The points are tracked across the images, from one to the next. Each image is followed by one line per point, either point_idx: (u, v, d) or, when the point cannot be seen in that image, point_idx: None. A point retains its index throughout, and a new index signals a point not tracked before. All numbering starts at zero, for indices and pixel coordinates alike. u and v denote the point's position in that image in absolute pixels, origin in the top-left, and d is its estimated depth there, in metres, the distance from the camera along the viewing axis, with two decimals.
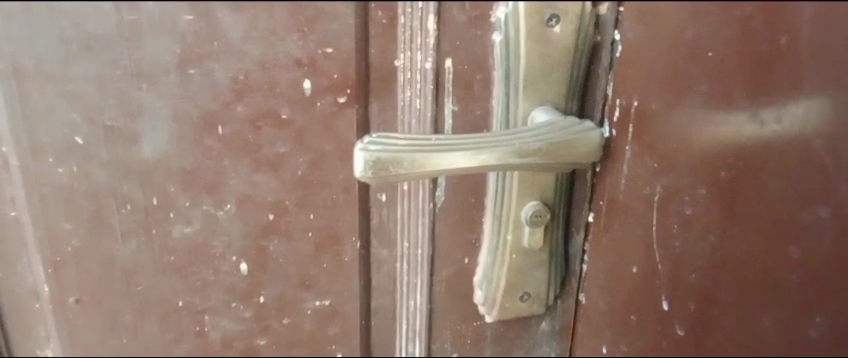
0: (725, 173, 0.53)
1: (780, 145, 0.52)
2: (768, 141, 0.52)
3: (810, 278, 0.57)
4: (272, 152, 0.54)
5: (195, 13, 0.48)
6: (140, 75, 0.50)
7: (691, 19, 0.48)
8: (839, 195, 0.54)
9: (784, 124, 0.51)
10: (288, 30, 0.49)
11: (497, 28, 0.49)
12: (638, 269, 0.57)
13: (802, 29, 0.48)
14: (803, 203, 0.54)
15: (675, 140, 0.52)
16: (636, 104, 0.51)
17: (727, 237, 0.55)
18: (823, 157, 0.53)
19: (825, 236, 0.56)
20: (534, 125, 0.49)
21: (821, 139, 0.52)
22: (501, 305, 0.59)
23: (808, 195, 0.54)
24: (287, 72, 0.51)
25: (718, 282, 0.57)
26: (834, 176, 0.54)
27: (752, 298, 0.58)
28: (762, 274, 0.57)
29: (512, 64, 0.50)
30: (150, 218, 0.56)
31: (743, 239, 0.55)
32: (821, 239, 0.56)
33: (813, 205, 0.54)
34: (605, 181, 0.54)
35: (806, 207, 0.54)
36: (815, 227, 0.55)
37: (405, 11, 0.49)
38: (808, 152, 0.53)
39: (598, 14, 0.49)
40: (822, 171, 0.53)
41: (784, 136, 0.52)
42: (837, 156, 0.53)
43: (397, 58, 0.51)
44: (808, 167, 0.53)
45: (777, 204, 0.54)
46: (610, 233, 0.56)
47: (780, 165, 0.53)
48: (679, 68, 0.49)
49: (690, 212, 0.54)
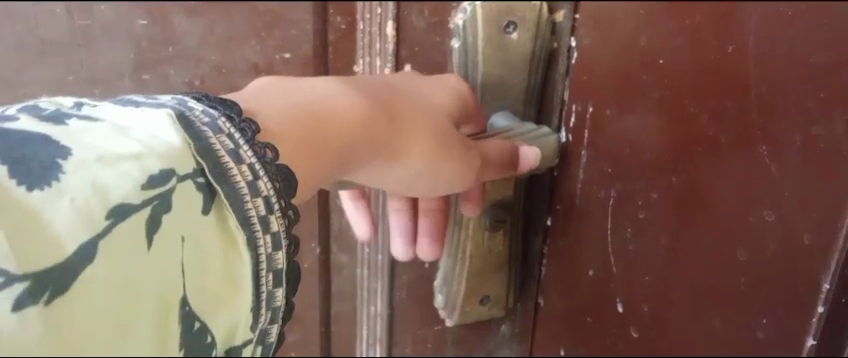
0: (676, 178, 0.52)
1: (727, 150, 0.49)
2: (722, 146, 0.49)
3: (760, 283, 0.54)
4: None
5: (150, 18, 0.49)
6: (93, 79, 0.49)
7: (641, 27, 0.49)
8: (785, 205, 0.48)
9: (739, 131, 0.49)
10: (245, 35, 0.49)
11: (456, 34, 0.50)
12: (594, 272, 0.58)
13: None
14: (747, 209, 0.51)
15: (628, 146, 0.52)
16: (591, 110, 0.51)
17: (674, 240, 0.55)
18: (768, 162, 0.48)
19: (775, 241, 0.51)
20: (522, 129, 0.51)
21: (768, 144, 0.47)
22: (461, 309, 0.59)
23: (752, 200, 0.50)
24: (244, 77, 0.50)
25: (670, 288, 0.57)
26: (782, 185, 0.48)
27: (704, 304, 0.57)
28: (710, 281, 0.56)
29: (472, 71, 0.51)
30: None
31: (691, 242, 0.54)
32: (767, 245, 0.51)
33: (758, 211, 0.50)
34: (563, 185, 0.55)
35: (753, 208, 0.50)
36: (761, 229, 0.51)
37: (364, 16, 0.50)
38: (756, 157, 0.48)
39: (554, 21, 0.50)
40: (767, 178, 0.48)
41: (734, 143, 0.49)
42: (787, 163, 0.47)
43: (356, 64, 0.51)
44: (750, 171, 0.49)
45: (726, 206, 0.52)
46: (565, 238, 0.57)
47: (728, 170, 0.50)
48: (633, 76, 0.50)
49: (643, 216, 0.54)
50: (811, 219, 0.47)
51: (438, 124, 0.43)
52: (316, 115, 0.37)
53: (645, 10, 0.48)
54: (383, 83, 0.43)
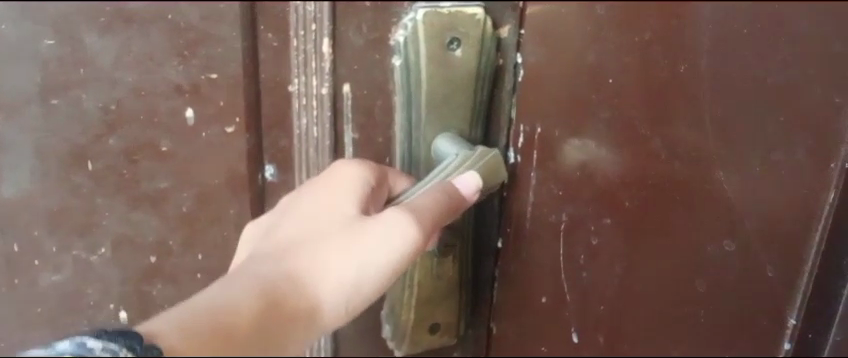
0: (631, 203, 0.52)
1: (682, 175, 0.51)
2: (674, 173, 0.51)
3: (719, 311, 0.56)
4: (153, 187, 0.50)
5: (58, 37, 0.45)
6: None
7: (591, 44, 0.46)
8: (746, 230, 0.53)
9: (686, 153, 0.50)
10: (166, 55, 0.46)
11: (396, 52, 0.47)
12: (547, 299, 0.56)
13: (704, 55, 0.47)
14: (707, 235, 0.53)
15: (579, 168, 0.51)
16: (539, 130, 0.49)
17: (631, 269, 0.54)
18: (726, 188, 0.51)
19: (728, 272, 0.55)
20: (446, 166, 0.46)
21: (726, 171, 0.51)
22: (409, 339, 0.55)
23: (713, 228, 0.53)
24: (167, 100, 0.47)
25: (627, 315, 0.56)
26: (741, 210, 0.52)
27: (659, 331, 0.57)
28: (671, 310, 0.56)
29: (414, 90, 0.48)
30: (10, 268, 0.51)
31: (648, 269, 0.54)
32: (727, 271, 0.55)
33: (717, 238, 0.53)
34: (513, 209, 0.52)
35: (705, 240, 0.53)
36: (715, 260, 0.54)
37: (298, 33, 0.46)
38: (711, 184, 0.51)
39: (499, 37, 0.47)
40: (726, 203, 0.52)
41: (687, 167, 0.51)
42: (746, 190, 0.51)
43: (291, 83, 0.47)
44: (710, 198, 0.52)
45: (684, 235, 0.53)
46: (517, 263, 0.54)
47: (684, 197, 0.52)
48: (581, 94, 0.48)
49: (596, 242, 0.53)
50: (773, 247, 0.54)
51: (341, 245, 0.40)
52: (218, 330, 0.35)
53: (594, 27, 0.46)
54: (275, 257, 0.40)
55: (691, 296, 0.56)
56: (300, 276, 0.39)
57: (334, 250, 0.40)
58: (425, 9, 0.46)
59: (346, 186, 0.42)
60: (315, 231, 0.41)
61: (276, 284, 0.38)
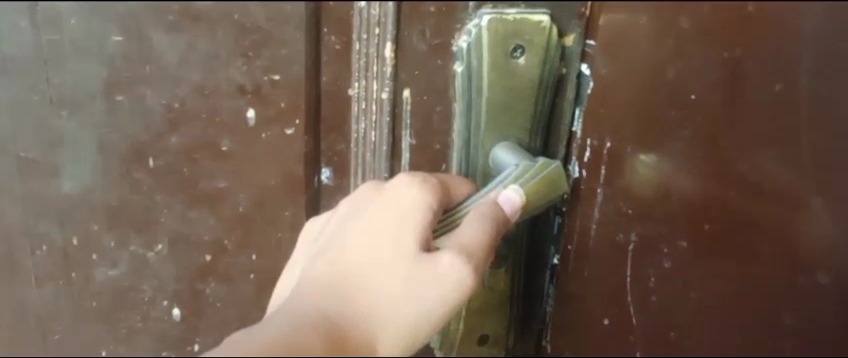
0: (710, 226, 0.50)
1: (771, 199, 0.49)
2: (761, 196, 0.49)
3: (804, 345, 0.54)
4: (211, 186, 0.50)
5: (126, 34, 0.45)
6: (62, 95, 0.47)
7: (668, 58, 0.45)
8: (841, 261, 0.51)
9: (773, 174, 0.48)
10: (230, 54, 0.45)
11: (458, 57, 0.46)
12: (609, 321, 0.54)
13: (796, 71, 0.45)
14: (799, 266, 0.51)
15: (650, 186, 0.49)
16: (608, 145, 0.48)
17: (708, 295, 0.52)
18: (821, 214, 0.50)
19: (823, 307, 0.53)
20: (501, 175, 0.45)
21: (822, 197, 0.49)
22: (458, 350, 0.54)
23: (806, 259, 0.51)
24: (229, 100, 0.47)
25: (700, 343, 0.54)
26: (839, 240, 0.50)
27: None
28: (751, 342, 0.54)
29: (475, 97, 0.47)
30: (70, 260, 0.53)
31: (725, 297, 0.52)
32: (819, 305, 0.52)
33: (811, 269, 0.51)
34: (574, 224, 0.51)
35: (802, 270, 0.51)
36: (812, 293, 0.52)
37: (361, 37, 0.45)
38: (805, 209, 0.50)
39: (564, 45, 0.46)
40: (822, 232, 0.50)
41: (777, 192, 0.49)
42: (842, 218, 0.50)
43: (351, 86, 0.46)
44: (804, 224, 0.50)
45: (770, 263, 0.51)
46: (578, 281, 0.53)
47: (770, 223, 0.50)
48: (655, 110, 0.46)
49: (669, 265, 0.51)
50: None
51: (400, 281, 0.40)
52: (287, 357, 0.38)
53: (675, 40, 0.44)
54: (334, 286, 0.41)
55: (780, 328, 0.53)
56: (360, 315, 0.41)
57: (391, 291, 0.41)
58: (491, 15, 0.44)
59: (409, 213, 0.41)
60: (375, 265, 0.41)
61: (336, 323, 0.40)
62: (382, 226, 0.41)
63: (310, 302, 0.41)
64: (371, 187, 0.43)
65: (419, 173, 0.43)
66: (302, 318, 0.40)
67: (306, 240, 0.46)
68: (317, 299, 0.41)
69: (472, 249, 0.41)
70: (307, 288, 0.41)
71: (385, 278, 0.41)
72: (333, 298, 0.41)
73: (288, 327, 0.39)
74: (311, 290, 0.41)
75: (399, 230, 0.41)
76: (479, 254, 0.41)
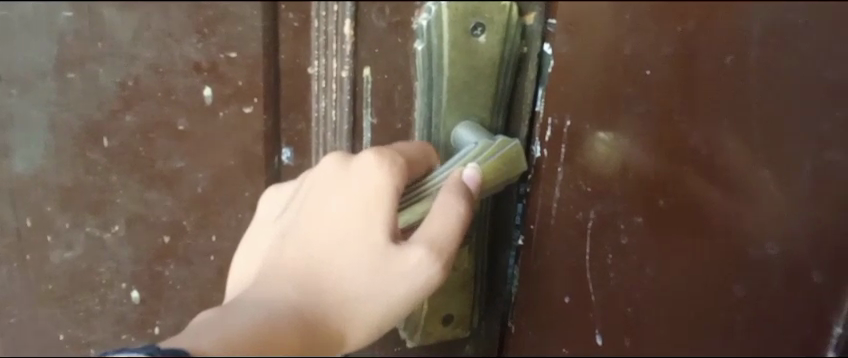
0: (664, 202, 0.51)
1: (725, 174, 0.50)
2: (716, 174, 0.50)
3: (756, 319, 0.55)
4: (168, 166, 0.49)
5: (76, 9, 0.43)
6: (11, 71, 0.45)
7: (628, 36, 0.45)
8: (791, 234, 0.52)
9: (729, 150, 0.49)
10: (185, 31, 0.44)
11: (419, 35, 0.45)
12: (570, 299, 0.55)
13: (749, 48, 0.46)
14: (749, 240, 0.52)
15: (609, 165, 0.49)
16: (568, 124, 0.48)
17: (665, 271, 0.53)
18: (771, 187, 0.51)
19: (773, 279, 0.54)
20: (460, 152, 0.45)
21: (770, 169, 0.50)
22: (422, 330, 0.54)
23: (756, 234, 0.52)
24: (185, 78, 0.46)
25: (656, 319, 0.55)
26: (788, 214, 0.52)
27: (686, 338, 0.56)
28: (705, 317, 0.55)
29: (435, 76, 0.46)
30: (24, 242, 0.52)
31: (680, 271, 0.53)
32: (770, 278, 0.54)
33: (761, 242, 0.52)
34: (537, 202, 0.51)
35: (750, 243, 0.52)
36: (762, 263, 0.53)
37: (319, 14, 0.44)
38: (756, 183, 0.50)
39: (525, 24, 0.46)
40: (774, 208, 0.51)
41: (733, 168, 0.50)
42: (791, 191, 0.51)
43: (311, 65, 0.46)
44: (756, 198, 0.51)
45: (723, 237, 0.52)
46: (540, 260, 0.53)
47: (724, 201, 0.51)
48: (613, 88, 0.47)
49: (626, 242, 0.52)
50: (822, 257, 0.53)
51: (371, 270, 0.40)
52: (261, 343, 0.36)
53: (631, 19, 0.45)
54: (304, 273, 0.40)
55: (733, 301, 0.54)
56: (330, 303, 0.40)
57: (363, 279, 0.40)
58: None
59: (378, 197, 0.40)
60: (345, 253, 0.40)
61: (306, 312, 0.39)
62: (352, 211, 0.40)
63: (277, 287, 0.40)
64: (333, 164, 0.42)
65: (385, 150, 0.41)
66: (269, 300, 0.39)
67: (265, 219, 0.45)
68: (284, 284, 0.40)
69: (439, 236, 0.41)
70: (273, 272, 0.40)
71: (357, 266, 0.40)
72: (301, 284, 0.40)
73: (255, 309, 0.38)
74: (277, 275, 0.40)
75: (369, 215, 0.40)
76: (446, 243, 0.41)
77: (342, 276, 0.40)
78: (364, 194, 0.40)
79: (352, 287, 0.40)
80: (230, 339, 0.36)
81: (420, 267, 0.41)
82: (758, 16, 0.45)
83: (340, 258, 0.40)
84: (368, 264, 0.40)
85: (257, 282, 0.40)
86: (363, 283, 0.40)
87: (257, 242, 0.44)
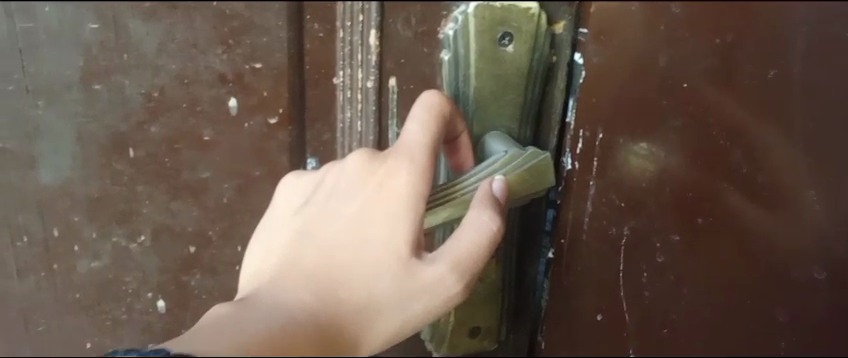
0: (702, 220, 0.49)
1: (763, 191, 0.48)
2: (754, 189, 0.48)
3: (798, 342, 0.53)
4: (193, 177, 0.49)
5: (102, 21, 0.43)
6: (38, 81, 0.45)
7: (664, 47, 0.43)
8: (837, 255, 0.49)
9: (768, 165, 0.47)
10: (210, 42, 0.44)
11: (446, 46, 0.45)
12: (602, 317, 0.53)
13: (794, 61, 0.44)
14: (790, 260, 0.50)
15: (642, 178, 0.48)
16: (601, 136, 0.47)
17: (701, 291, 0.52)
18: (816, 206, 0.48)
19: (818, 305, 0.51)
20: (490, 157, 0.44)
21: (813, 187, 0.48)
22: (448, 343, 0.53)
23: (798, 254, 0.50)
24: (210, 89, 0.46)
25: (692, 339, 0.54)
26: (831, 236, 0.49)
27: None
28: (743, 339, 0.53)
29: (462, 86, 0.46)
30: (52, 251, 0.52)
31: (715, 290, 0.52)
32: (813, 301, 0.51)
33: (803, 264, 0.50)
34: (568, 217, 0.50)
35: (792, 265, 0.50)
36: (805, 288, 0.51)
37: (345, 24, 0.44)
38: (799, 202, 0.48)
39: (554, 32, 0.45)
40: (817, 227, 0.49)
41: (774, 183, 0.48)
42: (838, 210, 0.48)
43: (336, 76, 0.45)
44: (797, 217, 0.49)
45: (763, 257, 0.50)
46: (572, 276, 0.52)
47: (763, 219, 0.49)
48: (649, 100, 0.45)
49: (662, 260, 0.51)
50: None
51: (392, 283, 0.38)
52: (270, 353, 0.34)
53: (667, 29, 0.43)
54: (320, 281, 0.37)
55: (776, 326, 0.53)
56: (344, 314, 0.37)
57: (382, 292, 0.38)
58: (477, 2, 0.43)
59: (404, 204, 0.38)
60: (364, 262, 0.38)
61: (320, 321, 0.36)
62: (377, 220, 0.38)
63: (291, 292, 0.37)
64: (362, 163, 0.39)
65: (417, 153, 0.39)
66: (283, 306, 0.36)
67: (273, 214, 0.42)
68: (299, 290, 0.37)
69: (463, 254, 0.39)
70: (287, 275, 0.38)
71: (375, 276, 0.37)
72: (318, 291, 0.37)
73: (269, 313, 0.36)
74: (293, 280, 0.37)
75: (394, 223, 0.38)
76: (471, 259, 0.39)
77: (359, 288, 0.37)
78: (392, 201, 0.38)
79: (369, 300, 0.38)
80: (243, 344, 0.34)
81: (441, 286, 0.38)
82: (804, 26, 0.43)
83: (359, 269, 0.38)
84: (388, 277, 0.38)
85: (271, 285, 0.38)
86: (380, 297, 0.38)
87: (264, 235, 0.41)
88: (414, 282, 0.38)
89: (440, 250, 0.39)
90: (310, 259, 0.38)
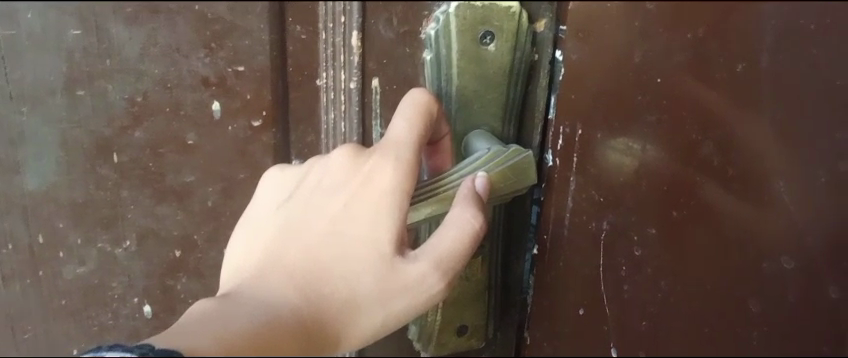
0: (677, 213, 0.50)
1: (737, 183, 0.49)
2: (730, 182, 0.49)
3: (773, 332, 0.54)
4: (178, 181, 0.49)
5: (83, 27, 0.43)
6: (21, 87, 0.46)
7: (639, 43, 0.44)
8: (808, 246, 0.51)
9: (742, 157, 0.48)
10: (192, 46, 0.44)
11: (427, 45, 0.45)
12: (584, 311, 0.54)
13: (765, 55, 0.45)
14: (765, 253, 0.51)
15: (620, 172, 0.49)
16: (580, 133, 0.47)
17: (680, 284, 0.53)
18: (786, 197, 0.50)
19: (790, 294, 0.53)
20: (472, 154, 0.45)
21: (783, 179, 0.49)
22: (436, 342, 0.53)
23: (773, 246, 0.51)
24: (193, 93, 0.46)
25: (672, 332, 0.54)
26: (803, 226, 0.50)
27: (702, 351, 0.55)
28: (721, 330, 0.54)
29: (444, 85, 0.46)
30: (37, 258, 0.52)
31: (693, 283, 0.52)
32: (786, 291, 0.52)
33: (776, 255, 0.51)
34: (550, 212, 0.50)
35: (764, 256, 0.51)
36: (779, 278, 0.52)
37: (327, 26, 0.44)
38: (771, 193, 0.49)
39: (535, 31, 0.45)
40: (789, 218, 0.50)
41: (747, 175, 0.49)
42: (806, 199, 0.50)
43: (319, 77, 0.46)
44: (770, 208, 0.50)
45: (739, 248, 0.51)
46: (553, 271, 0.53)
47: (738, 211, 0.50)
48: (624, 95, 0.46)
49: (639, 253, 0.52)
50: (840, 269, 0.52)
51: (376, 281, 0.38)
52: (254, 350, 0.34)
53: (641, 24, 0.44)
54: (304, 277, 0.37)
55: (749, 317, 0.54)
56: (328, 310, 0.37)
57: (364, 290, 0.38)
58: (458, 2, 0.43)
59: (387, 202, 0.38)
60: (348, 258, 0.38)
61: (303, 318, 0.37)
62: (360, 217, 0.38)
63: (275, 287, 0.37)
64: (344, 159, 0.40)
65: (399, 150, 0.39)
66: (266, 303, 0.36)
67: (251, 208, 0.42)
68: (283, 285, 0.37)
69: (446, 251, 0.39)
70: (270, 270, 0.38)
71: (359, 274, 0.38)
72: (301, 287, 0.37)
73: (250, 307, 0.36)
74: (276, 276, 0.37)
75: (377, 220, 0.38)
76: (453, 257, 0.39)
77: (341, 285, 0.38)
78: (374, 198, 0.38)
79: (352, 297, 0.38)
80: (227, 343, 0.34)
81: (422, 284, 0.39)
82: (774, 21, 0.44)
83: (341, 266, 0.38)
84: (371, 274, 0.38)
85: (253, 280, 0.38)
86: (363, 295, 0.38)
87: (244, 231, 0.40)
88: (395, 280, 0.38)
89: (422, 248, 0.39)
90: (292, 256, 0.38)
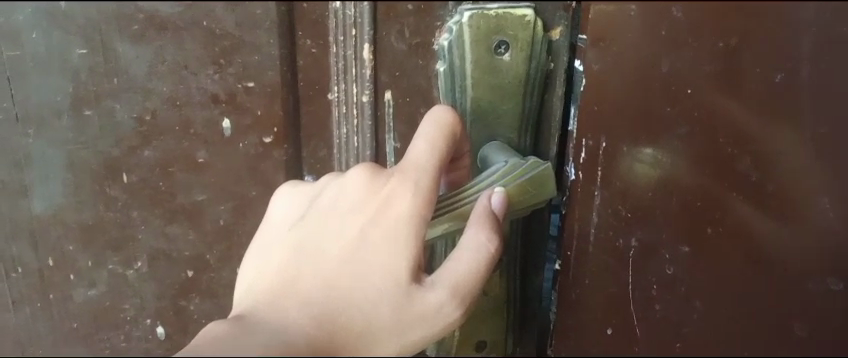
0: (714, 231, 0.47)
1: (776, 202, 0.46)
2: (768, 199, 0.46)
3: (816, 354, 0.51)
4: (188, 199, 0.48)
5: (89, 46, 0.43)
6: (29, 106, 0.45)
7: (665, 52, 0.42)
8: None
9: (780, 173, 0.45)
10: (201, 63, 0.43)
11: (440, 56, 0.44)
12: (613, 331, 0.52)
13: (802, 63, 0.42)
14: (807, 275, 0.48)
15: (650, 189, 0.46)
16: (604, 145, 0.45)
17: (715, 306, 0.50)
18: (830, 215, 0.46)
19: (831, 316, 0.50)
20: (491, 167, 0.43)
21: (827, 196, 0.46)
22: (454, 355, 0.53)
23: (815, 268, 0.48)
24: (202, 110, 0.45)
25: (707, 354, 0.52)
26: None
27: None
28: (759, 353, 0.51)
29: (458, 96, 0.45)
30: (46, 281, 0.51)
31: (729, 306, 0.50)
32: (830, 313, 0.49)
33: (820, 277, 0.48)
34: (573, 228, 0.48)
35: (808, 277, 0.48)
36: (822, 299, 0.49)
37: (337, 39, 0.43)
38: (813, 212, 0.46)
39: (551, 39, 0.44)
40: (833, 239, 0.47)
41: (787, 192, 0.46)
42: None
43: (330, 91, 0.44)
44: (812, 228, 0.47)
45: (779, 269, 0.48)
46: (578, 289, 0.50)
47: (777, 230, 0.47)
48: (652, 108, 0.44)
49: (672, 272, 0.49)
50: None
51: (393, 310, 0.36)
52: None
53: (668, 33, 0.41)
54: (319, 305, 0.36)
55: (790, 340, 0.51)
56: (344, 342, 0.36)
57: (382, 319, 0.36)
58: (472, 11, 0.42)
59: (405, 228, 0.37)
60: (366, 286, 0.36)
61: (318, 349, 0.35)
62: (377, 240, 0.37)
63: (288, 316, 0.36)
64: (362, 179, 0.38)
65: (415, 173, 0.38)
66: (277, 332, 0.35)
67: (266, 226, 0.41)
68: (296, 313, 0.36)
69: (466, 276, 0.38)
70: (283, 299, 0.36)
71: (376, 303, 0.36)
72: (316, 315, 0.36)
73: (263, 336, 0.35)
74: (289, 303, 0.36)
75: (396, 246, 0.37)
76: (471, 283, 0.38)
77: (357, 313, 0.36)
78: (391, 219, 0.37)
79: (370, 328, 0.36)
80: None
81: (441, 312, 0.37)
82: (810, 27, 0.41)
83: (359, 294, 0.36)
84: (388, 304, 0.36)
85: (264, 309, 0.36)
86: (380, 325, 0.36)
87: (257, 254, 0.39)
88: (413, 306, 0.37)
89: (439, 274, 0.38)
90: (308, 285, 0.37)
